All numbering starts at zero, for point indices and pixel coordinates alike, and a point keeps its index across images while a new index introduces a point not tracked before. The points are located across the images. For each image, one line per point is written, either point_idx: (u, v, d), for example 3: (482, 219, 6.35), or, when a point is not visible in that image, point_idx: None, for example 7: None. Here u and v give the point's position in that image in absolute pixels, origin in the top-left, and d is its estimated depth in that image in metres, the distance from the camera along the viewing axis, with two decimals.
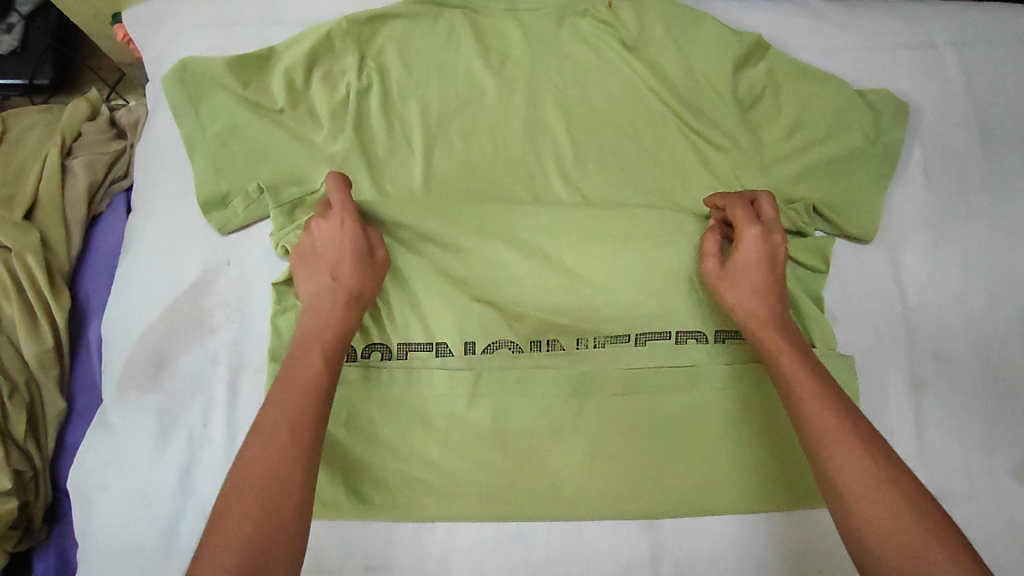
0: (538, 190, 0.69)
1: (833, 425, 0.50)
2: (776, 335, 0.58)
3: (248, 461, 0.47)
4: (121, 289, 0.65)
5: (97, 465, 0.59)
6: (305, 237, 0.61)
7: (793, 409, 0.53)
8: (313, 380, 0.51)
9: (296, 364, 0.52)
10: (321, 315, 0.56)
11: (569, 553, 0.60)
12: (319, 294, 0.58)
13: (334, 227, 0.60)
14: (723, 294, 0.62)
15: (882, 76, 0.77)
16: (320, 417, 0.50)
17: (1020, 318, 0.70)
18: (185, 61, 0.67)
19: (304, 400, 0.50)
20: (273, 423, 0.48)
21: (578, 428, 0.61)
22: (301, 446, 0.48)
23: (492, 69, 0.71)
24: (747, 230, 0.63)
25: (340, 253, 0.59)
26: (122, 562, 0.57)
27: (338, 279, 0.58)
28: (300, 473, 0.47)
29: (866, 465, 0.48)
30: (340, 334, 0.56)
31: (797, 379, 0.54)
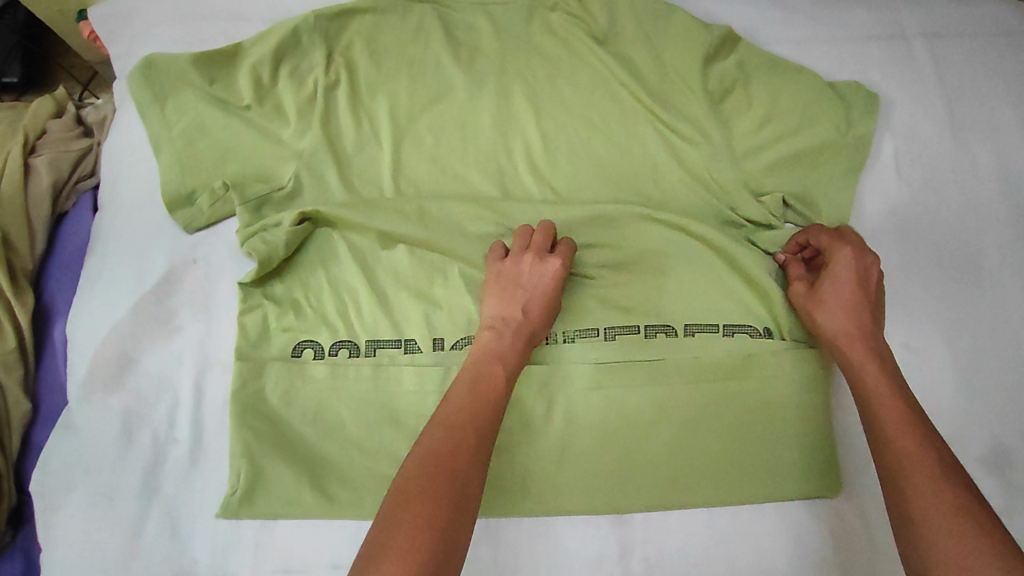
0: (508, 184, 0.68)
1: (917, 449, 0.49)
2: (869, 357, 0.57)
3: (439, 449, 0.48)
4: (85, 288, 0.64)
5: (61, 467, 0.58)
6: (512, 265, 0.61)
7: (875, 430, 0.53)
8: (496, 397, 0.52)
9: (479, 377, 0.53)
10: (503, 346, 0.56)
11: (539, 548, 0.59)
12: (505, 321, 0.58)
13: (552, 270, 0.60)
14: (815, 315, 0.62)
15: (853, 68, 0.77)
16: (489, 444, 0.50)
17: (991, 308, 0.70)
18: (149, 57, 0.66)
19: (488, 413, 0.51)
20: (460, 423, 0.50)
21: (549, 423, 0.61)
22: (480, 455, 0.49)
23: (461, 64, 0.70)
24: (839, 252, 0.63)
25: (544, 294, 0.59)
26: (85, 565, 0.56)
27: (529, 316, 0.58)
28: (476, 487, 0.47)
29: (942, 493, 0.46)
30: (516, 368, 0.55)
31: (882, 403, 0.54)
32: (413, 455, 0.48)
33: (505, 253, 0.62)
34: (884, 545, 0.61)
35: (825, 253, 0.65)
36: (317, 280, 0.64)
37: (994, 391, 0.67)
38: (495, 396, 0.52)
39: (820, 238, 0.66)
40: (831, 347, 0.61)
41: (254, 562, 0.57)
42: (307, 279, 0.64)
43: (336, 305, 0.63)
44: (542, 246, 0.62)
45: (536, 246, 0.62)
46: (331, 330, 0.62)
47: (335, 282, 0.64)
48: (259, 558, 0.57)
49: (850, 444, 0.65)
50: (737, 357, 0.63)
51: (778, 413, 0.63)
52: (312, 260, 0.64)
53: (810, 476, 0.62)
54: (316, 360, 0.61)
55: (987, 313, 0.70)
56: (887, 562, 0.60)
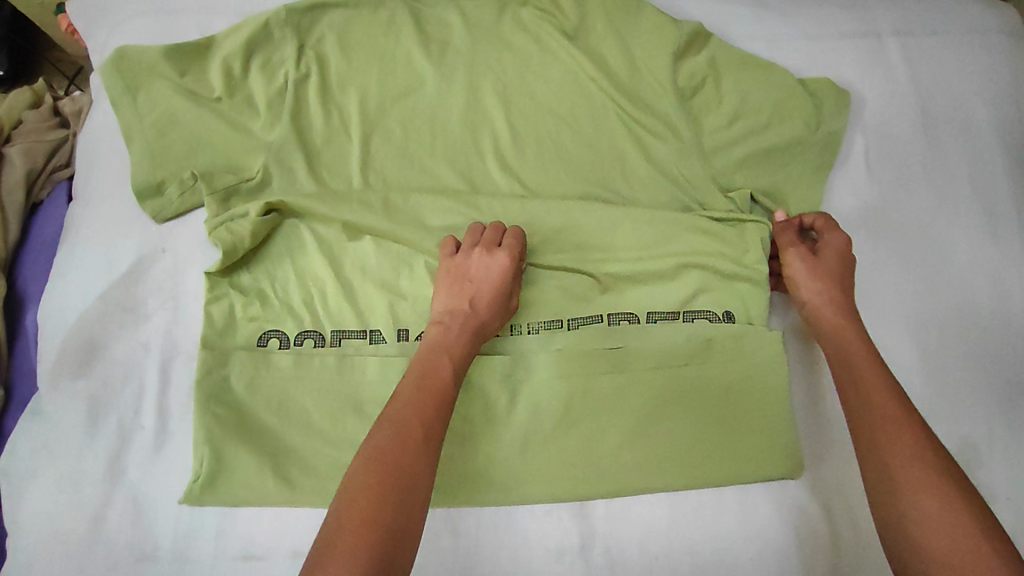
0: (477, 177, 0.69)
1: (894, 411, 0.52)
2: (853, 330, 0.59)
3: (385, 447, 0.48)
4: (56, 276, 0.65)
5: (28, 452, 0.59)
6: (461, 261, 0.62)
7: (855, 393, 0.54)
8: (445, 390, 0.53)
9: (428, 372, 0.54)
10: (450, 337, 0.57)
11: (500, 539, 0.59)
12: (453, 314, 0.59)
13: (500, 263, 0.62)
14: (813, 284, 0.63)
15: (825, 65, 0.77)
16: (440, 430, 0.51)
17: (961, 304, 0.70)
18: (121, 49, 0.67)
19: (438, 409, 0.52)
20: (406, 417, 0.50)
21: (512, 411, 0.61)
22: (430, 449, 0.49)
23: (432, 58, 0.71)
24: (832, 236, 0.66)
25: (492, 288, 0.61)
26: (48, 548, 0.57)
27: (477, 309, 0.60)
28: (425, 477, 0.48)
29: (918, 453, 0.49)
30: (465, 361, 0.57)
31: (867, 370, 0.55)
32: (360, 457, 0.48)
33: (456, 249, 0.64)
34: (847, 540, 0.61)
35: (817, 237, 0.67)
36: (284, 271, 0.64)
37: (961, 387, 0.66)
38: (441, 388, 0.53)
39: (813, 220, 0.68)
40: (813, 322, 0.62)
41: (216, 548, 0.57)
42: (274, 270, 0.65)
43: (303, 296, 0.64)
44: (493, 240, 0.63)
45: (484, 241, 0.63)
46: (297, 320, 0.63)
47: (302, 273, 0.64)
48: (221, 545, 0.57)
49: (814, 437, 0.64)
50: (696, 342, 0.63)
51: (740, 401, 0.63)
52: (280, 251, 0.65)
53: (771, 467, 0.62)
54: (281, 350, 0.62)
55: (957, 308, 0.70)
56: (850, 555, 0.60)
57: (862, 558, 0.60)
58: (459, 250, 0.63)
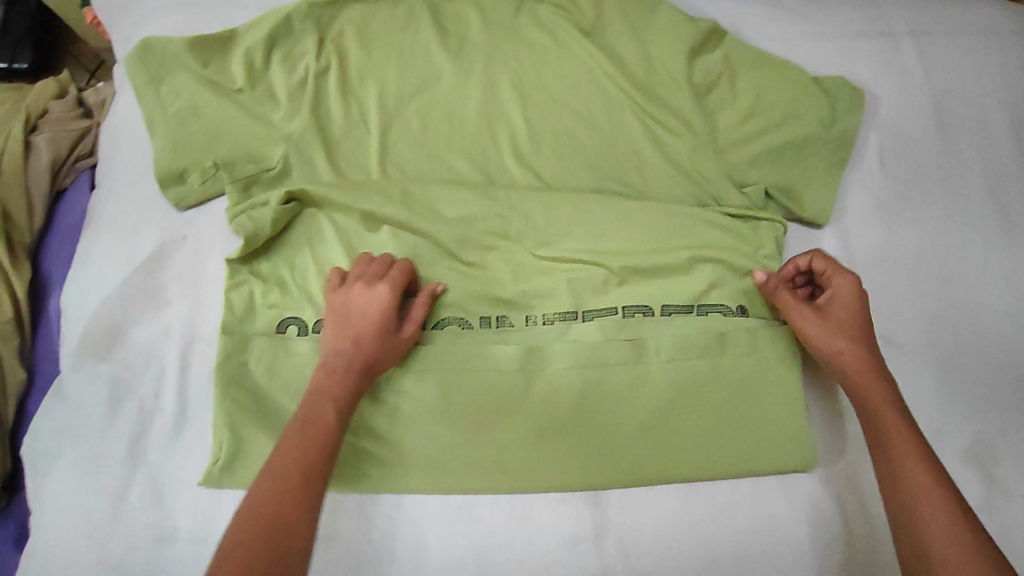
0: (493, 170, 0.69)
1: (929, 485, 0.50)
2: (885, 391, 0.57)
3: (262, 502, 0.47)
4: (79, 262, 0.66)
5: (51, 433, 0.60)
6: (342, 296, 0.60)
7: (886, 461, 0.53)
8: (326, 436, 0.52)
9: (311, 420, 0.53)
10: (334, 378, 0.56)
11: (514, 528, 0.60)
12: (335, 354, 0.57)
13: (382, 296, 0.60)
14: (834, 340, 0.60)
15: (839, 63, 0.78)
16: (324, 475, 0.50)
17: (974, 302, 0.70)
18: (146, 40, 0.69)
19: (317, 457, 0.51)
20: (285, 469, 0.49)
21: (528, 401, 0.62)
22: (309, 497, 0.48)
23: (449, 52, 0.72)
24: (842, 282, 0.63)
25: (376, 324, 0.58)
26: (68, 528, 0.58)
27: (363, 346, 0.57)
28: (306, 525, 0.47)
29: (954, 533, 0.48)
30: (350, 401, 0.55)
31: (897, 435, 0.54)
32: (236, 518, 0.47)
33: (340, 283, 0.61)
34: (859, 534, 0.61)
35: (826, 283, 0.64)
36: (303, 259, 0.65)
37: (974, 385, 0.67)
38: (323, 434, 0.52)
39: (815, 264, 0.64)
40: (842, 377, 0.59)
41: None
42: (293, 259, 0.66)
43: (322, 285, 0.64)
44: (376, 273, 0.61)
45: (367, 273, 0.61)
46: (315, 307, 0.63)
47: (320, 261, 0.65)
48: None
49: (827, 431, 0.65)
50: (710, 336, 0.64)
51: (754, 395, 0.63)
52: (299, 240, 0.66)
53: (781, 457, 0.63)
54: (299, 338, 0.62)
55: (971, 306, 0.70)
56: (863, 550, 0.60)
57: (875, 552, 0.60)
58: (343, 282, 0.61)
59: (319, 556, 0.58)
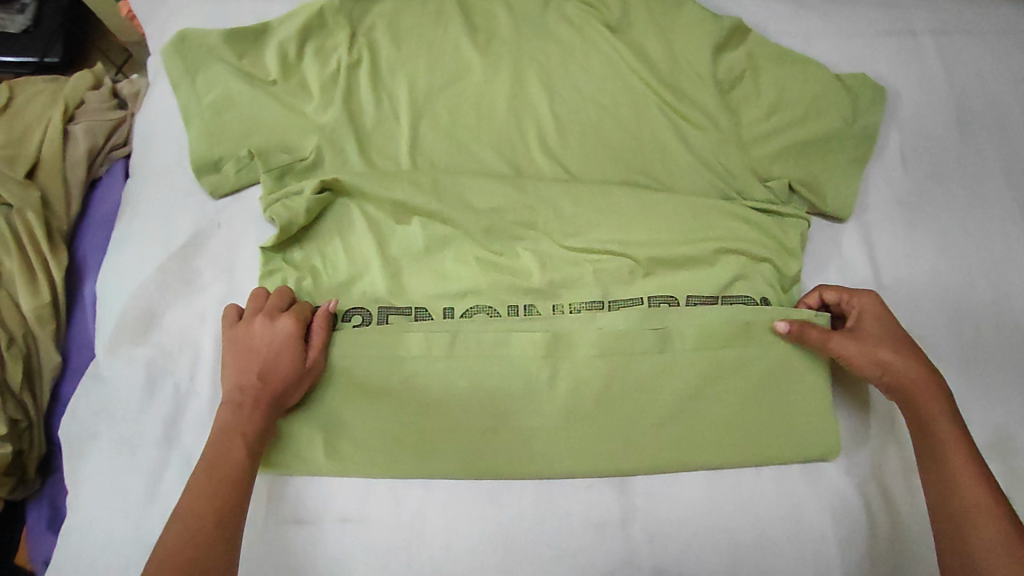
0: (521, 163, 0.71)
1: (983, 499, 0.52)
2: (940, 403, 0.58)
3: (173, 550, 0.48)
4: (115, 248, 0.67)
5: (88, 415, 0.62)
6: (244, 329, 0.60)
7: (939, 473, 0.55)
8: (240, 475, 0.53)
9: (219, 458, 0.53)
10: (240, 414, 0.56)
11: (542, 512, 0.60)
12: (241, 392, 0.57)
13: (285, 329, 0.59)
14: (880, 359, 0.60)
15: (860, 61, 0.79)
16: (240, 511, 0.52)
17: (995, 296, 0.71)
18: (183, 33, 0.70)
19: (229, 495, 0.52)
20: (197, 513, 0.50)
21: (555, 385, 0.62)
22: (223, 537, 0.50)
23: (478, 47, 0.74)
24: (866, 303, 0.63)
25: (278, 357, 0.58)
26: (105, 508, 0.59)
27: (268, 379, 0.57)
28: (222, 564, 0.49)
29: (1007, 548, 0.49)
30: (260, 435, 0.56)
31: (954, 451, 0.55)
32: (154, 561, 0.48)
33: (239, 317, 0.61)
34: (882, 522, 0.62)
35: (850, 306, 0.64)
36: (334, 248, 0.67)
37: (997, 379, 0.67)
38: (235, 471, 0.53)
39: (830, 294, 0.66)
40: (898, 392, 0.59)
41: (267, 511, 0.59)
42: (325, 247, 0.67)
43: (353, 273, 0.66)
44: (277, 305, 0.61)
45: (269, 307, 0.61)
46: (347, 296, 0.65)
47: (351, 250, 0.67)
48: (272, 510, 0.59)
49: (849, 423, 0.66)
50: (737, 325, 0.64)
51: (778, 383, 0.64)
52: (330, 229, 0.67)
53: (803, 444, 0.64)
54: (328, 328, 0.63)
55: (991, 301, 0.71)
56: (886, 539, 0.61)
57: (899, 540, 0.61)
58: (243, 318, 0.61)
59: (350, 537, 0.59)
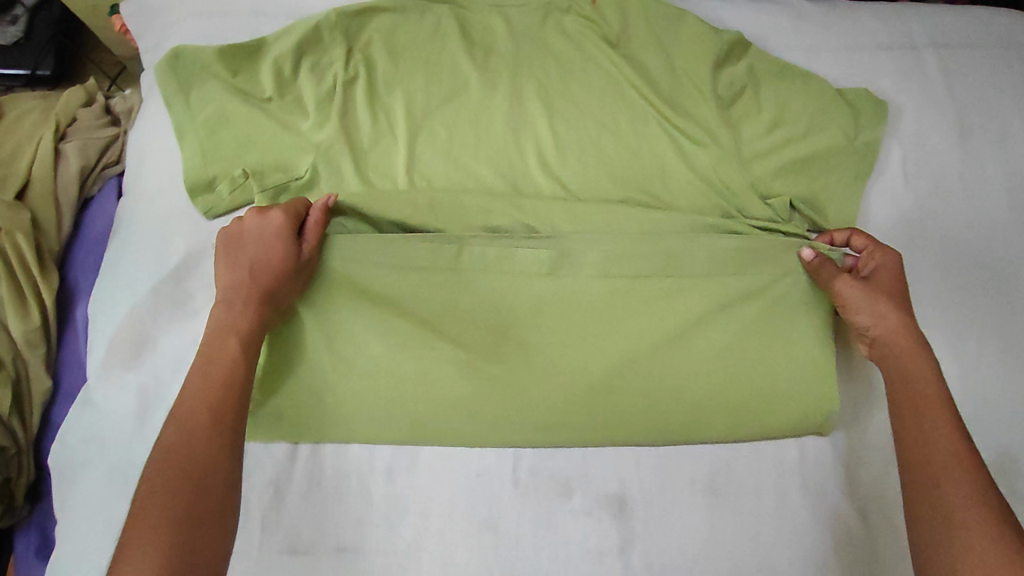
0: (518, 180, 0.70)
1: (958, 450, 0.50)
2: (921, 356, 0.57)
3: (174, 445, 0.47)
4: (108, 270, 0.66)
5: (80, 441, 0.61)
6: (232, 225, 0.58)
7: (914, 423, 0.53)
8: (231, 372, 0.52)
9: (215, 356, 0.52)
10: (233, 308, 0.55)
11: (540, 539, 0.59)
12: (232, 289, 0.56)
13: (276, 221, 0.59)
14: (876, 307, 0.60)
15: (862, 75, 0.78)
16: (241, 407, 0.51)
17: (998, 315, 0.70)
18: (176, 49, 0.69)
19: (226, 395, 0.50)
20: (193, 413, 0.49)
21: (552, 411, 0.61)
22: (225, 432, 0.49)
23: (475, 62, 0.73)
24: (883, 255, 0.64)
25: (271, 252, 0.58)
26: (94, 538, 0.58)
27: (259, 273, 0.56)
28: (225, 458, 0.48)
29: (976, 497, 0.47)
30: (257, 332, 0.55)
31: (931, 408, 0.54)
32: (152, 461, 0.47)
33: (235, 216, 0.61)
34: (884, 546, 0.61)
35: (867, 255, 0.65)
36: None
37: (1001, 400, 0.66)
38: (230, 366, 0.52)
39: (859, 240, 0.67)
40: (883, 347, 0.59)
41: (260, 542, 0.58)
42: None
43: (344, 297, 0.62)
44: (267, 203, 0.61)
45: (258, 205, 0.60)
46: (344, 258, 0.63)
47: None
48: (266, 540, 0.58)
49: (855, 446, 0.65)
50: (733, 343, 0.64)
51: (779, 409, 0.63)
52: None
53: (804, 466, 0.63)
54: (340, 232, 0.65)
55: (994, 320, 0.70)
56: (888, 563, 0.60)
57: (901, 562, 0.60)
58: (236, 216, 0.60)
59: (344, 567, 0.58)
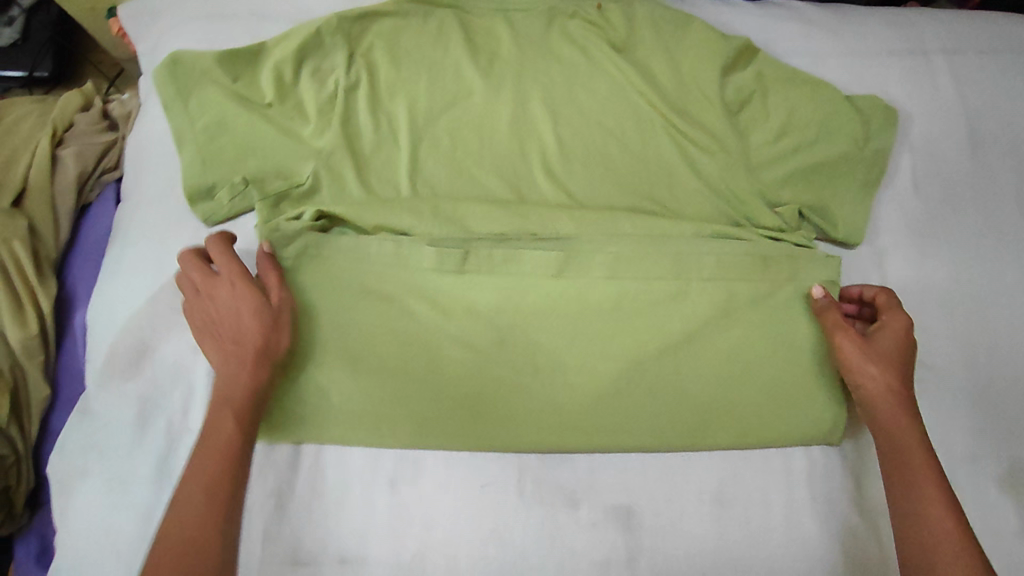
0: (523, 187, 0.69)
1: (953, 528, 0.49)
2: (911, 422, 0.56)
3: (173, 528, 0.46)
4: (106, 278, 0.65)
5: (77, 452, 0.60)
6: (203, 307, 0.57)
7: (907, 493, 0.52)
8: (232, 443, 0.50)
9: (210, 429, 0.51)
10: (227, 379, 0.53)
11: (545, 551, 0.58)
12: (223, 364, 0.54)
13: (234, 286, 0.56)
14: (867, 365, 0.59)
15: (871, 81, 0.77)
16: (239, 479, 0.49)
17: (1009, 325, 0.69)
18: (175, 55, 0.68)
19: (225, 468, 0.49)
20: (192, 493, 0.47)
21: (559, 424, 0.61)
22: (222, 508, 0.47)
23: (479, 66, 0.72)
24: (891, 317, 0.62)
25: (240, 315, 0.55)
26: (95, 550, 0.57)
27: (240, 342, 0.54)
28: (218, 538, 0.46)
29: None
30: (253, 398, 0.53)
31: (923, 476, 0.52)
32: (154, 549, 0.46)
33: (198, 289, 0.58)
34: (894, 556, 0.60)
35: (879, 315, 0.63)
36: None
37: (1011, 410, 0.66)
38: (229, 443, 0.50)
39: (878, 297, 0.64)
40: (869, 408, 0.58)
41: (262, 553, 0.57)
42: None
43: (351, 304, 0.62)
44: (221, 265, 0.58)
45: (211, 273, 0.57)
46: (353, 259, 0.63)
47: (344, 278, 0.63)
48: (268, 551, 0.57)
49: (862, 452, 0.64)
50: (740, 348, 0.64)
51: (789, 415, 0.62)
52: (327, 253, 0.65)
53: (812, 477, 0.63)
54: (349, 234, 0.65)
55: (1005, 329, 0.69)
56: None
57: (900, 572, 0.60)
58: (199, 292, 0.58)
59: None
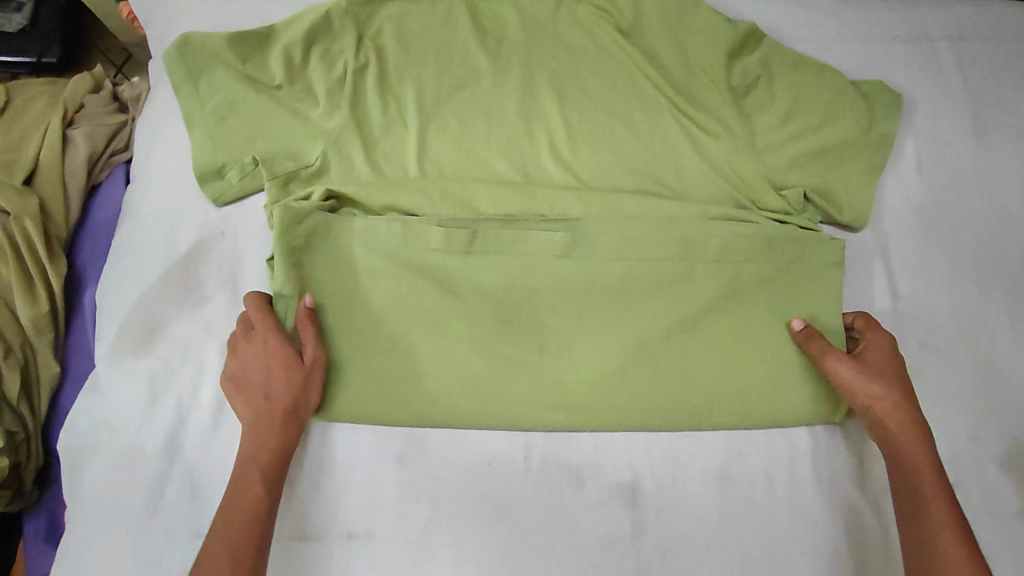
0: (530, 169, 0.69)
1: (964, 556, 0.51)
2: (919, 447, 0.57)
3: None
4: (117, 257, 0.66)
5: (87, 427, 0.60)
6: (233, 364, 0.58)
7: (916, 533, 0.53)
8: (257, 501, 0.52)
9: (236, 488, 0.52)
10: (255, 437, 0.55)
11: (550, 527, 0.59)
12: (251, 420, 0.55)
13: (264, 343, 0.57)
14: (868, 385, 0.60)
15: (876, 67, 0.77)
16: (261, 540, 0.51)
17: (1012, 309, 0.70)
18: (185, 36, 0.68)
19: (249, 525, 0.50)
20: (215, 558, 0.49)
21: (565, 403, 0.61)
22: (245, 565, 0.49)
23: (487, 50, 0.72)
24: (873, 335, 0.63)
25: (270, 372, 0.56)
26: (104, 524, 0.57)
27: (270, 399, 0.56)
28: None
29: None
30: (277, 459, 0.54)
31: (932, 502, 0.54)
32: None
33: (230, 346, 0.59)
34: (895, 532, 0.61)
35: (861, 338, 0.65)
36: None
37: (1014, 392, 0.66)
38: (254, 504, 0.52)
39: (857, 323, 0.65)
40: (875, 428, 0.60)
41: None
42: None
43: (358, 282, 0.62)
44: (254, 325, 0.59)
45: (243, 332, 0.59)
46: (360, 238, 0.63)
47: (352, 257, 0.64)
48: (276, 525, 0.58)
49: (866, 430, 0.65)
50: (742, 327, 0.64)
51: (789, 391, 0.63)
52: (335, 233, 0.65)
53: (816, 456, 0.63)
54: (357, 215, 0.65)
55: (1008, 313, 0.69)
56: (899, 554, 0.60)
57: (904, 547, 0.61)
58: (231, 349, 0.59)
59: (354, 552, 0.57)
